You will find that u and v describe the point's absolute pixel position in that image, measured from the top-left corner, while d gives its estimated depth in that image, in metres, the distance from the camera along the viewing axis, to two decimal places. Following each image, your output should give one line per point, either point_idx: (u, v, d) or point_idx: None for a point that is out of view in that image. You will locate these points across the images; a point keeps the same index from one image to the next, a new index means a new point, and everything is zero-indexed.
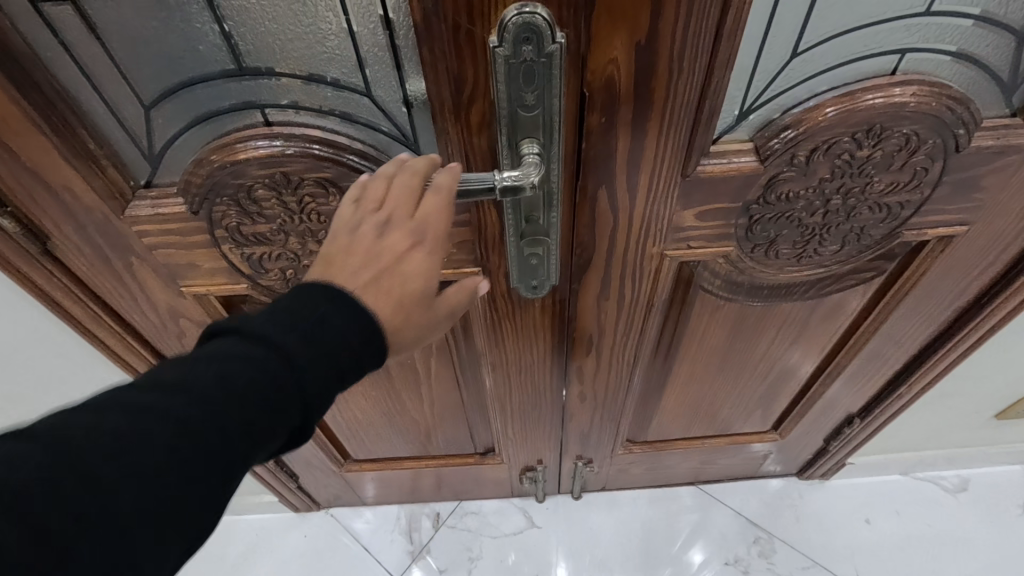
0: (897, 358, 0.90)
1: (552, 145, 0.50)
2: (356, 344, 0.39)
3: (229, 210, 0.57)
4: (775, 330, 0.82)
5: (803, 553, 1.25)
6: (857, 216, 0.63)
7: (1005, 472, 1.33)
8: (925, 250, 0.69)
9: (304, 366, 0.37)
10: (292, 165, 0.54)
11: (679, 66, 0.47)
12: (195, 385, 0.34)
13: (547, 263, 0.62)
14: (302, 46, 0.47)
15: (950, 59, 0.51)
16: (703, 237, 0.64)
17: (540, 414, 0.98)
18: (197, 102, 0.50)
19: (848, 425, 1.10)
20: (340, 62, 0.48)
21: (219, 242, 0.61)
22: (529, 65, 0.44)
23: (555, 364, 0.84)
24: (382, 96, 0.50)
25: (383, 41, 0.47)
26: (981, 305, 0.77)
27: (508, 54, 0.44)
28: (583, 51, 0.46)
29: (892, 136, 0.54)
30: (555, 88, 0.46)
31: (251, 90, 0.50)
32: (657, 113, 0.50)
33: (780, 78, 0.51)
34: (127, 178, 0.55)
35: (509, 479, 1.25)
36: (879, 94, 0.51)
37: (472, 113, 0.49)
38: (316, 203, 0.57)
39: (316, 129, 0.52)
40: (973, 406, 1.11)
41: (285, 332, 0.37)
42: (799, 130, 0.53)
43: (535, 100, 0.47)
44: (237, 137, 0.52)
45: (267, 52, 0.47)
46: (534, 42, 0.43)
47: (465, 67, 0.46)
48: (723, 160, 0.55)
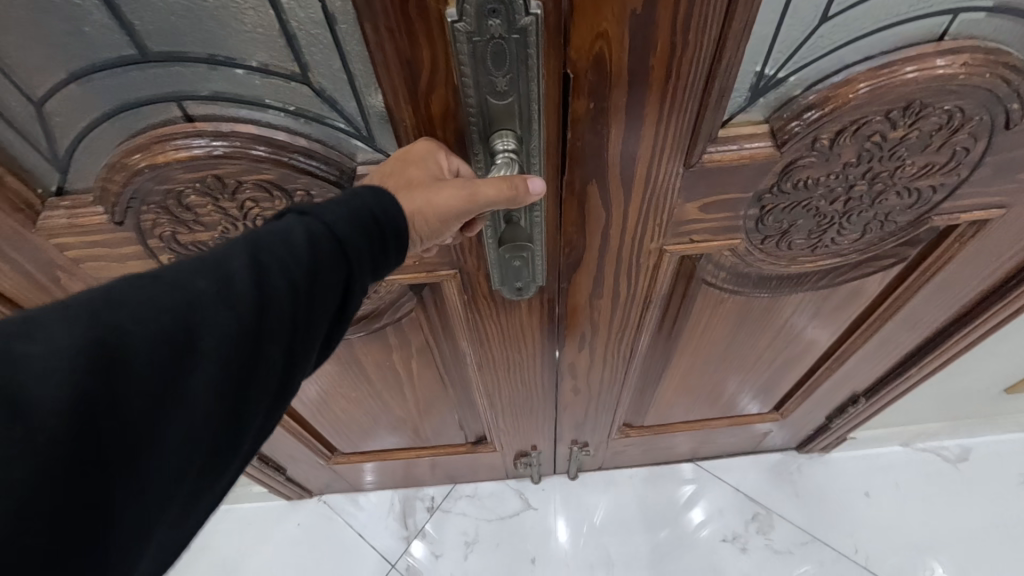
0: (909, 341, 0.85)
1: (531, 137, 0.42)
2: (397, 234, 0.41)
3: (160, 218, 0.50)
4: (783, 319, 0.76)
5: (802, 528, 1.24)
6: (883, 202, 0.55)
7: (1007, 440, 1.31)
8: (954, 234, 0.61)
9: (354, 240, 0.38)
10: (226, 168, 0.46)
11: (684, 38, 0.38)
12: (277, 238, 0.36)
13: (532, 264, 0.53)
14: (216, 25, 0.38)
15: (984, 17, 0.41)
16: (708, 231, 0.56)
17: (533, 406, 0.94)
18: (100, 96, 0.41)
19: (852, 405, 1.06)
20: (267, 43, 0.39)
21: (155, 254, 0.54)
22: (496, 44, 0.36)
23: (545, 361, 0.79)
24: (324, 83, 0.42)
25: (316, 17, 0.38)
26: (1007, 289, 0.71)
27: (470, 31, 0.35)
28: (564, 24, 0.37)
29: (932, 114, 0.46)
30: (531, 71, 0.38)
31: (163, 79, 0.41)
32: (656, 95, 0.42)
33: (805, 48, 0.42)
34: (33, 187, 0.47)
35: (504, 464, 1.22)
36: (919, 65, 0.42)
37: (433, 101, 0.41)
38: (260, 208, 0.50)
39: (249, 125, 0.44)
40: (983, 381, 1.07)
41: (338, 211, 0.38)
42: (825, 110, 0.45)
43: (508, 85, 0.38)
44: (155, 136, 0.44)
45: (173, 33, 0.38)
46: (503, 15, 0.34)
47: (419, 46, 0.38)
48: (733, 147, 0.47)
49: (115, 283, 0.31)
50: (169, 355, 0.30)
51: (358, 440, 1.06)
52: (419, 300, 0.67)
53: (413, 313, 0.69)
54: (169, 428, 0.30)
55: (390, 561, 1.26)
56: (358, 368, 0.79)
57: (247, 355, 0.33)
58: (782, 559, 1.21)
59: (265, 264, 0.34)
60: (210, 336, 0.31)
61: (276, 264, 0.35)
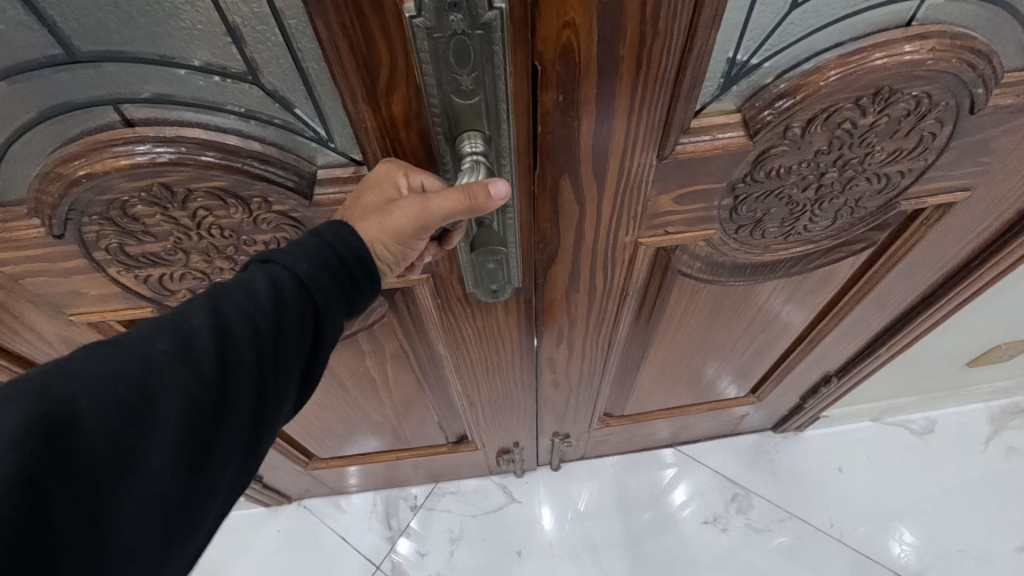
0: (879, 321, 0.86)
1: (500, 136, 0.40)
2: (359, 269, 0.43)
3: (106, 229, 0.49)
4: (757, 305, 0.77)
5: (779, 506, 1.27)
6: (853, 189, 0.55)
7: (970, 411, 1.36)
8: (921, 218, 0.62)
9: (314, 280, 0.41)
10: (172, 176, 0.45)
11: (654, 26, 0.37)
12: (232, 290, 0.38)
13: (507, 266, 0.51)
14: (151, 23, 0.36)
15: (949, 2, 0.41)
16: (682, 222, 0.56)
17: (514, 402, 0.92)
18: (25, 102, 0.39)
19: (825, 385, 1.08)
20: (209, 42, 0.37)
21: (103, 266, 0.53)
22: (457, 41, 0.34)
23: (523, 359, 0.77)
24: (275, 83, 0.40)
25: (262, 13, 0.36)
26: (970, 269, 0.72)
27: (429, 26, 0.33)
28: (529, 17, 0.35)
29: (901, 100, 0.46)
30: (497, 69, 0.36)
31: (96, 81, 0.39)
32: (627, 85, 0.40)
33: (775, 35, 0.41)
34: None
35: (488, 461, 1.22)
36: (888, 51, 0.42)
37: (395, 99, 0.40)
38: (215, 215, 0.49)
39: (197, 129, 0.43)
40: (949, 356, 1.10)
41: (295, 255, 0.41)
42: (797, 98, 0.44)
43: (473, 84, 0.37)
44: (92, 143, 0.42)
45: (103, 31, 0.36)
46: (464, 10, 0.32)
47: (375, 44, 0.36)
48: (706, 137, 0.46)
49: (85, 350, 0.33)
50: (134, 407, 0.32)
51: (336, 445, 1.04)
52: (391, 304, 0.65)
53: (384, 318, 0.67)
54: (140, 476, 0.32)
55: (374, 561, 1.24)
56: (331, 377, 0.77)
57: (211, 401, 0.35)
58: (761, 538, 1.23)
59: (222, 314, 0.37)
60: (172, 386, 0.33)
61: (236, 312, 0.37)
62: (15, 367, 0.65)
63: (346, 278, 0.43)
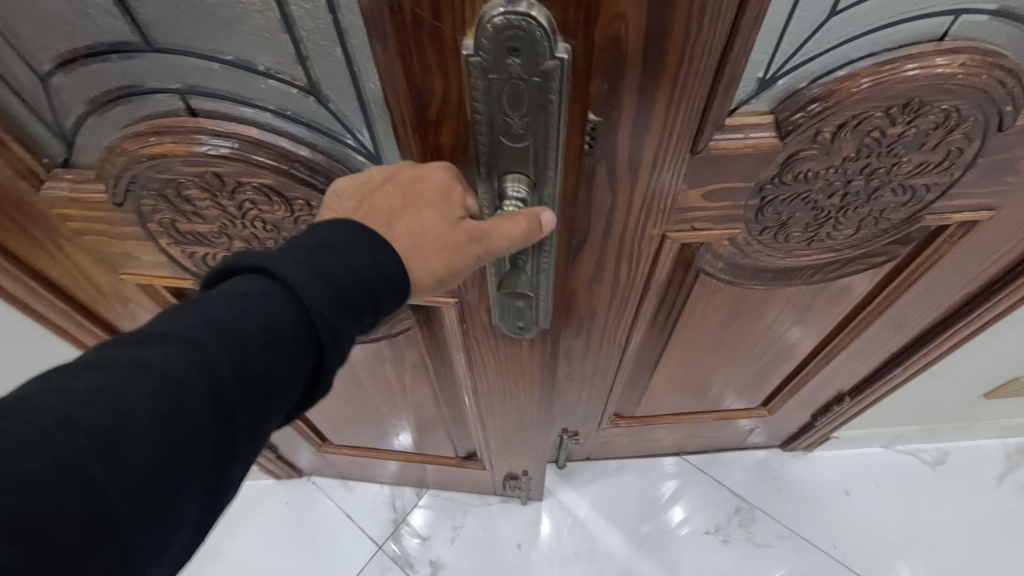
0: (896, 341, 0.87)
1: (543, 182, 0.45)
2: (371, 281, 0.39)
3: (160, 206, 0.53)
4: (774, 314, 0.78)
5: (782, 523, 1.27)
6: (878, 199, 0.57)
7: (985, 446, 1.34)
8: (944, 235, 0.64)
9: (317, 298, 0.37)
10: (225, 168, 0.49)
11: (698, 28, 0.39)
12: (217, 311, 0.34)
13: (535, 305, 0.56)
14: (223, 27, 0.40)
15: (987, 20, 0.43)
16: (709, 219, 0.58)
17: (529, 434, 0.93)
18: (105, 80, 0.44)
19: (837, 403, 1.08)
20: (275, 50, 0.41)
21: (155, 237, 0.58)
22: (512, 85, 0.37)
23: (540, 387, 0.76)
24: (330, 95, 0.44)
25: (325, 27, 0.40)
26: (990, 292, 0.73)
27: (486, 65, 0.37)
28: None
29: (930, 113, 0.48)
30: (547, 120, 0.40)
31: (168, 71, 0.43)
32: (668, 85, 0.43)
33: (811, 42, 0.44)
34: (40, 156, 0.50)
35: (492, 482, 1.22)
36: (920, 63, 0.44)
37: (443, 130, 0.43)
38: (259, 210, 0.53)
39: (253, 127, 0.47)
40: (965, 385, 1.10)
41: (296, 268, 0.37)
42: (828, 103, 0.46)
43: (523, 128, 0.40)
44: (155, 125, 0.46)
45: (179, 27, 0.40)
46: (524, 54, 0.36)
47: (431, 74, 0.39)
48: (739, 135, 0.49)
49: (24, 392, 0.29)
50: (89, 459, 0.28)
51: (350, 435, 1.08)
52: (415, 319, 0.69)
53: (409, 331, 0.71)
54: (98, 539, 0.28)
55: (376, 542, 1.27)
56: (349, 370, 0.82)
57: (183, 443, 0.31)
58: (762, 553, 1.23)
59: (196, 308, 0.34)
60: (140, 425, 0.30)
61: (218, 339, 0.33)
62: (69, 311, 0.68)
63: (363, 286, 0.39)
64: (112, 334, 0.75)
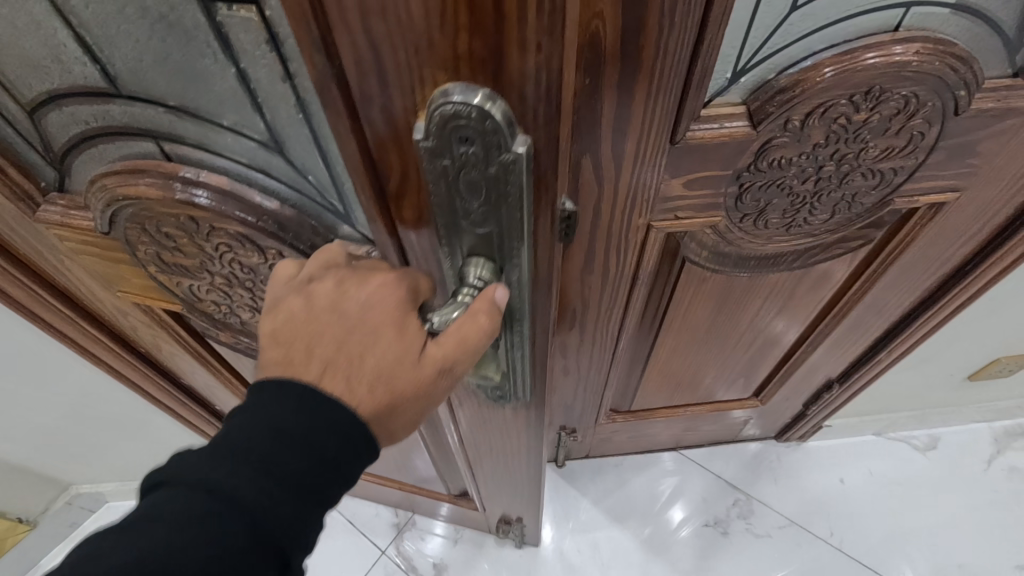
0: (878, 325, 0.90)
1: (510, 266, 0.40)
2: (330, 467, 0.39)
3: (143, 239, 0.55)
4: (759, 302, 0.81)
5: (778, 512, 1.29)
6: (850, 183, 0.60)
7: (974, 429, 1.37)
8: (915, 217, 0.67)
9: (273, 508, 0.37)
10: (197, 213, 0.50)
11: (670, 26, 0.43)
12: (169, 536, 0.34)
13: (512, 376, 0.53)
14: (185, 84, 0.41)
15: (949, 13, 0.47)
16: (691, 207, 0.61)
17: (518, 483, 0.91)
18: (88, 117, 0.46)
19: (827, 391, 1.11)
20: (237, 109, 0.42)
21: (143, 265, 0.59)
22: (464, 171, 0.34)
23: (529, 437, 0.71)
24: (294, 152, 0.45)
25: (283, 91, 0.39)
26: (964, 272, 0.77)
27: (436, 150, 0.33)
28: (543, 160, 0.34)
29: (891, 99, 0.51)
30: (506, 209, 0.36)
31: (142, 118, 0.45)
32: (645, 76, 0.46)
33: (777, 34, 0.47)
34: (35, 180, 0.52)
35: (485, 522, 1.21)
36: (880, 52, 0.48)
37: (404, 205, 0.39)
38: (234, 252, 0.54)
39: (222, 176, 0.47)
40: (950, 369, 1.13)
41: (250, 476, 0.36)
42: (796, 91, 0.50)
43: (483, 215, 0.36)
44: (134, 165, 0.48)
45: (146, 80, 0.41)
46: (476, 144, 0.32)
47: (388, 150, 0.35)
48: (714, 125, 0.52)
49: None
50: None
51: None
52: None
53: None
54: None
55: (380, 546, 1.28)
56: None
57: None
58: (761, 544, 1.25)
59: (133, 529, 0.34)
60: None
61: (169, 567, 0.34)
62: (75, 318, 0.69)
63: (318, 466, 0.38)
64: (115, 339, 0.76)
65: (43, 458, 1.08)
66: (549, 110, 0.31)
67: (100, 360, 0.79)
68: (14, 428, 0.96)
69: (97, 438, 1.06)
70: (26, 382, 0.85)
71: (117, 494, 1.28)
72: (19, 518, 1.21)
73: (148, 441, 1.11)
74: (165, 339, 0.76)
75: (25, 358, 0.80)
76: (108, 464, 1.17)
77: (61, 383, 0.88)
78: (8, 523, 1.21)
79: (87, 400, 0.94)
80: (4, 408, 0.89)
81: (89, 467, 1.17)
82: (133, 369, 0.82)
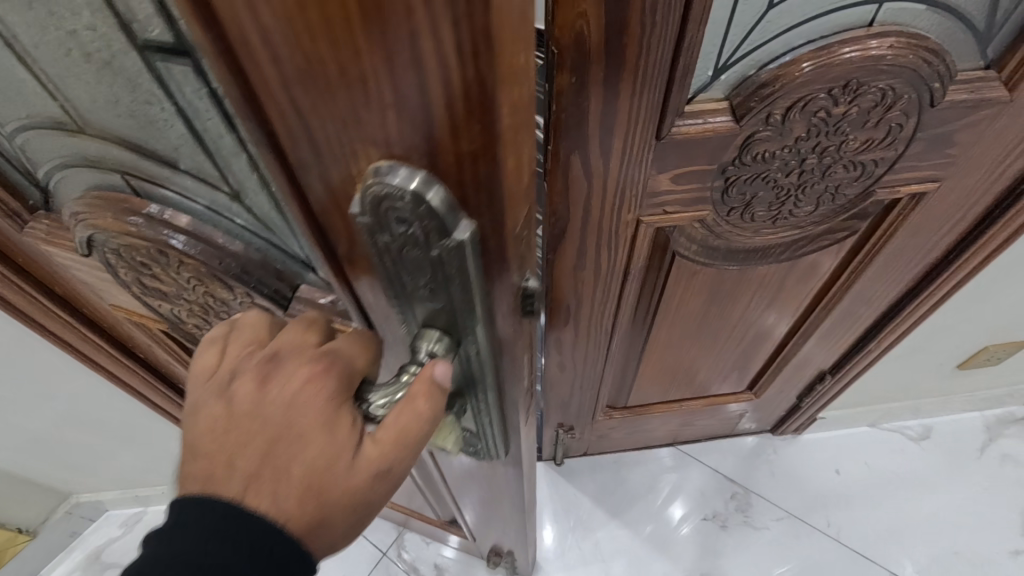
0: (868, 315, 0.91)
1: (469, 342, 0.35)
2: None
3: (122, 265, 0.51)
4: (749, 295, 0.83)
5: (777, 505, 1.30)
6: (832, 175, 0.62)
7: (965, 418, 1.39)
8: (898, 208, 0.69)
9: None
10: (165, 247, 0.46)
11: (652, 25, 0.44)
12: None
13: (486, 439, 0.48)
14: (139, 126, 0.40)
15: (924, 9, 0.50)
16: (679, 202, 0.62)
17: (506, 523, 0.87)
18: (61, 145, 0.44)
19: (820, 382, 1.13)
20: (191, 154, 0.40)
21: (128, 285, 0.55)
22: (405, 250, 0.28)
23: (510, 491, 0.68)
24: (251, 200, 0.43)
25: (233, 140, 0.38)
26: (949, 261, 0.78)
27: (373, 227, 0.27)
28: (493, 241, 0.28)
29: (868, 92, 0.53)
30: (458, 289, 0.30)
31: (105, 154, 0.43)
32: (629, 72, 0.47)
33: (756, 31, 0.49)
34: (21, 198, 0.50)
35: (478, 550, 1.17)
36: (856, 47, 0.49)
37: (356, 267, 0.32)
38: (209, 286, 0.49)
39: (186, 216, 0.45)
40: (940, 358, 1.15)
41: None
42: (776, 86, 0.51)
43: (431, 292, 0.31)
44: (105, 196, 0.45)
45: (104, 120, 0.40)
46: (415, 228, 0.26)
47: (331, 217, 0.29)
48: (698, 121, 0.54)
49: None
50: None
51: None
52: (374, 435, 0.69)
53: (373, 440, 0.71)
54: None
55: (381, 548, 1.28)
56: None
57: None
58: (759, 536, 1.26)
59: None
60: None
61: None
62: (76, 325, 0.70)
63: None
64: (115, 346, 0.77)
65: (41, 467, 1.08)
66: (496, 196, 0.26)
67: (101, 365, 0.80)
68: (15, 437, 0.96)
69: (96, 446, 1.07)
70: (27, 391, 0.86)
71: (118, 502, 1.28)
72: (19, 528, 1.21)
73: (149, 447, 1.12)
74: (162, 350, 0.76)
75: (20, 367, 0.80)
76: (109, 472, 1.18)
77: (62, 390, 0.88)
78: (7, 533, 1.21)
79: (86, 408, 0.94)
80: (5, 416, 0.90)
81: (87, 476, 1.17)
82: (134, 374, 0.83)
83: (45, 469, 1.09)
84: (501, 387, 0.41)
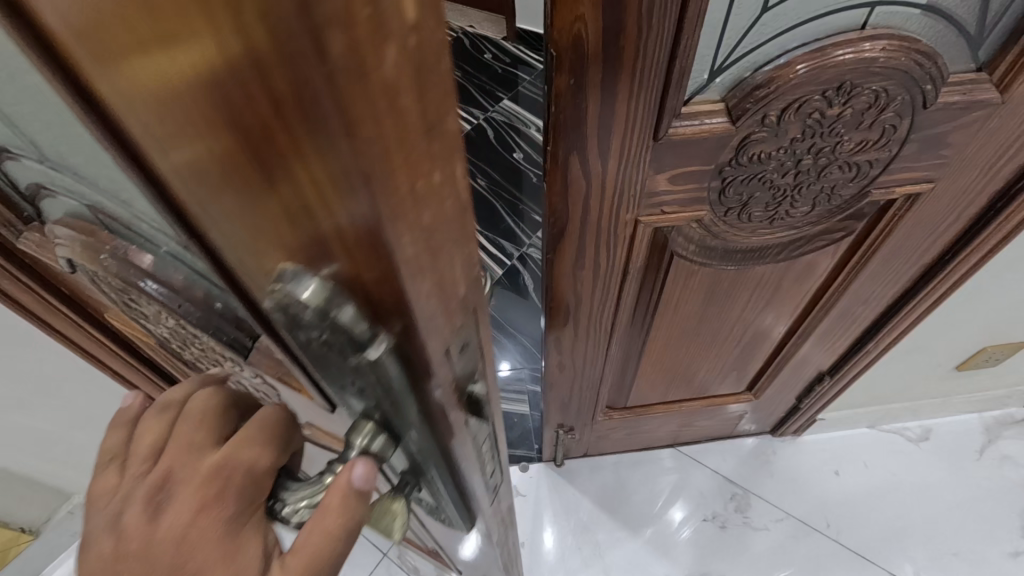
0: (866, 315, 0.92)
1: (411, 431, 0.30)
2: None
3: (107, 286, 0.45)
4: (747, 295, 0.84)
5: (777, 506, 1.30)
6: (828, 176, 0.63)
7: (965, 420, 1.40)
8: (893, 209, 0.69)
9: None
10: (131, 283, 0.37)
11: (649, 27, 0.45)
12: None
13: (443, 502, 0.44)
14: (68, 152, 0.31)
15: (919, 13, 0.52)
16: (676, 202, 0.63)
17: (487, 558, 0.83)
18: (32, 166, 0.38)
19: (819, 383, 1.13)
20: (110, 186, 0.29)
21: (115, 300, 0.51)
22: (321, 351, 0.23)
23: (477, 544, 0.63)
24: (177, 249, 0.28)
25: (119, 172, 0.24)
26: (945, 262, 0.79)
27: (284, 322, 0.22)
28: (421, 343, 0.24)
29: (862, 94, 0.54)
30: (388, 390, 0.25)
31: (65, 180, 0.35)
32: (627, 74, 0.48)
33: (752, 33, 0.51)
34: (18, 211, 0.46)
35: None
36: (850, 49, 0.50)
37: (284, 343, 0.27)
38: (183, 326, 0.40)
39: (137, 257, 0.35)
40: (939, 358, 1.15)
41: None
42: (771, 88, 0.52)
43: (360, 390, 0.26)
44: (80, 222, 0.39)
45: (41, 141, 0.32)
46: (324, 335, 0.21)
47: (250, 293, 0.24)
48: (695, 122, 0.55)
49: None
50: None
51: None
52: None
53: None
54: None
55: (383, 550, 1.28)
56: None
57: None
58: (759, 537, 1.27)
59: None
60: None
61: None
62: (86, 326, 0.71)
63: None
64: (124, 350, 0.78)
65: (47, 468, 1.09)
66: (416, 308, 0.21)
67: (107, 366, 0.81)
68: (21, 436, 0.97)
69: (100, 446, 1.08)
70: (32, 391, 0.86)
71: None
72: (22, 528, 1.21)
73: None
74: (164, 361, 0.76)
75: (28, 367, 0.81)
76: None
77: (68, 390, 0.89)
78: (11, 533, 1.22)
79: (91, 408, 0.95)
80: (10, 416, 0.90)
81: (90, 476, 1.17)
82: (139, 377, 0.83)
83: (50, 468, 1.10)
84: (453, 462, 0.37)
